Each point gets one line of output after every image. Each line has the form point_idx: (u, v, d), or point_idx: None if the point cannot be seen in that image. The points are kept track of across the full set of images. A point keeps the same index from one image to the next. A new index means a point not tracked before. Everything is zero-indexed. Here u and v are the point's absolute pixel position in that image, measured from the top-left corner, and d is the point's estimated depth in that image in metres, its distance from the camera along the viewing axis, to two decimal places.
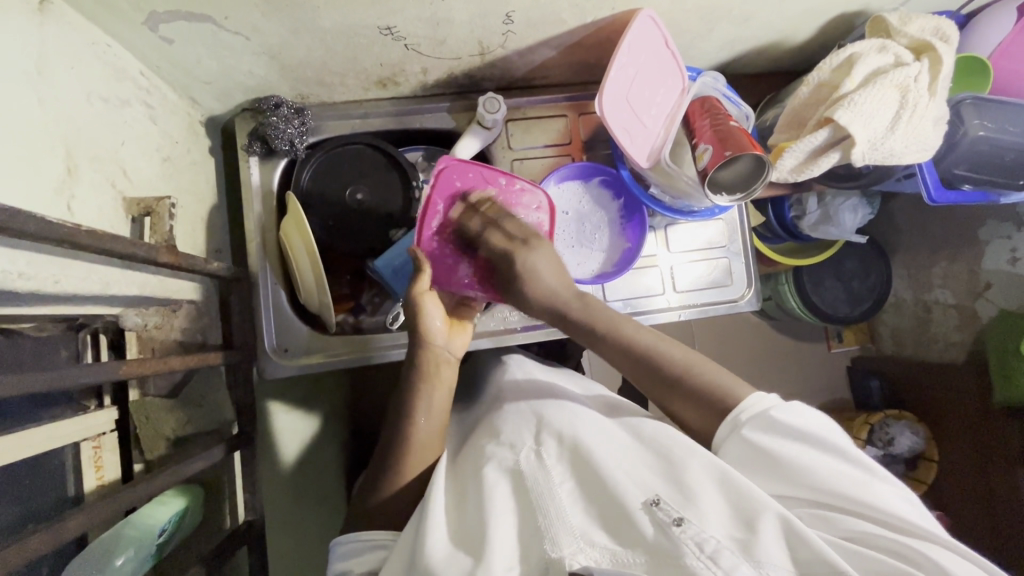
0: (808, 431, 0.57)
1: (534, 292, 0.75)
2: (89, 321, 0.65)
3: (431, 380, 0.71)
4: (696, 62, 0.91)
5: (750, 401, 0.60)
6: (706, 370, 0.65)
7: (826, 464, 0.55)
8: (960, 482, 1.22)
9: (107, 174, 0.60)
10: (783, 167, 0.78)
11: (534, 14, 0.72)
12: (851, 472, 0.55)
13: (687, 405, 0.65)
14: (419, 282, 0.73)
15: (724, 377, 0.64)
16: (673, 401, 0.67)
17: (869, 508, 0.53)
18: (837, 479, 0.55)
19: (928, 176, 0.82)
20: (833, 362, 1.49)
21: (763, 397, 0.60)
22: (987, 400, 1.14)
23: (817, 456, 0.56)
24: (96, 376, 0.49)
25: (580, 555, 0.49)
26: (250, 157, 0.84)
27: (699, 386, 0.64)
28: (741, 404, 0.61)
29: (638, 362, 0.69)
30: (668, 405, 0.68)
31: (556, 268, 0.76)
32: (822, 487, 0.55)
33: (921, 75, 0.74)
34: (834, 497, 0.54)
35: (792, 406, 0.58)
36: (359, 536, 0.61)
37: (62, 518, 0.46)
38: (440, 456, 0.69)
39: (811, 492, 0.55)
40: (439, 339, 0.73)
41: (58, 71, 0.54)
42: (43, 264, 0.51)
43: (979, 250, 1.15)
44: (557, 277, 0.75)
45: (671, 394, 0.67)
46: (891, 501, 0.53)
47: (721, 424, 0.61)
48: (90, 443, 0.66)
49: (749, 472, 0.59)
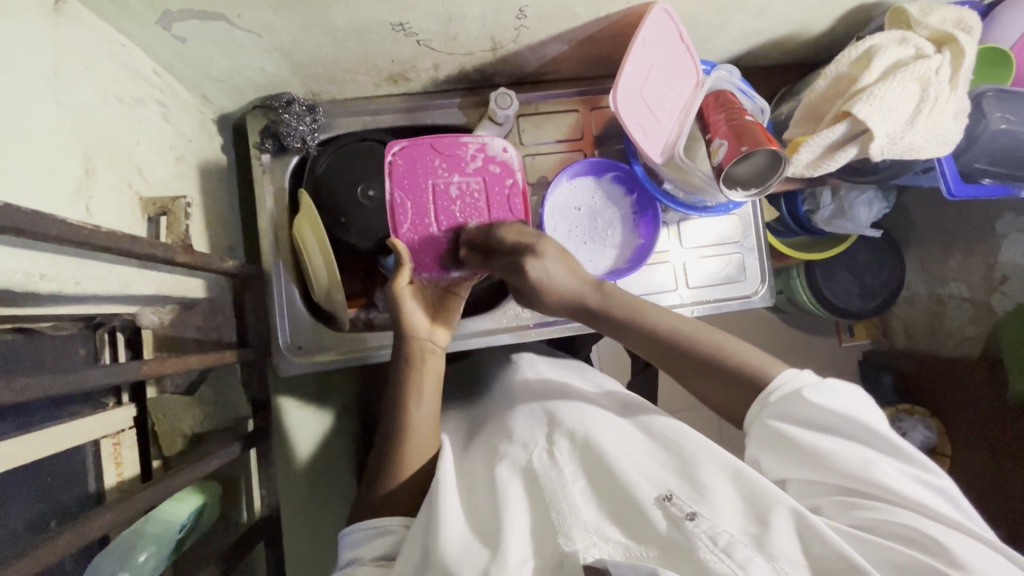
0: (840, 415, 0.56)
1: (547, 292, 0.73)
2: (106, 319, 0.66)
3: (415, 371, 0.72)
4: (709, 55, 0.90)
5: (779, 380, 0.61)
6: (742, 351, 0.65)
7: (850, 449, 0.55)
8: (972, 477, 1.21)
9: (123, 174, 0.61)
10: (799, 162, 0.77)
11: (547, 9, 0.72)
12: (876, 458, 0.55)
13: (716, 383, 0.66)
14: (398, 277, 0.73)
15: (754, 357, 0.65)
16: (700, 381, 0.67)
17: (894, 496, 0.52)
18: (862, 465, 0.54)
19: (947, 170, 0.81)
20: (844, 356, 1.47)
21: (793, 376, 0.60)
22: (1001, 395, 1.13)
23: (839, 440, 0.56)
24: (119, 376, 0.50)
25: (594, 549, 0.49)
26: (262, 154, 0.84)
27: (732, 367, 0.65)
28: (772, 386, 0.61)
29: (661, 347, 0.70)
30: (695, 388, 0.69)
31: (569, 269, 0.74)
32: (843, 472, 0.54)
33: (943, 67, 0.72)
34: (859, 483, 0.54)
35: (828, 384, 0.58)
36: (364, 525, 0.61)
37: (87, 518, 0.47)
38: (440, 446, 0.69)
39: (835, 476, 0.55)
40: (423, 333, 0.73)
41: (72, 71, 0.54)
42: (65, 265, 0.52)
43: (996, 243, 1.13)
44: (570, 277, 0.73)
45: (698, 377, 0.67)
46: (914, 488, 0.53)
47: (752, 403, 0.62)
48: (110, 439, 0.67)
49: (774, 455, 0.59)
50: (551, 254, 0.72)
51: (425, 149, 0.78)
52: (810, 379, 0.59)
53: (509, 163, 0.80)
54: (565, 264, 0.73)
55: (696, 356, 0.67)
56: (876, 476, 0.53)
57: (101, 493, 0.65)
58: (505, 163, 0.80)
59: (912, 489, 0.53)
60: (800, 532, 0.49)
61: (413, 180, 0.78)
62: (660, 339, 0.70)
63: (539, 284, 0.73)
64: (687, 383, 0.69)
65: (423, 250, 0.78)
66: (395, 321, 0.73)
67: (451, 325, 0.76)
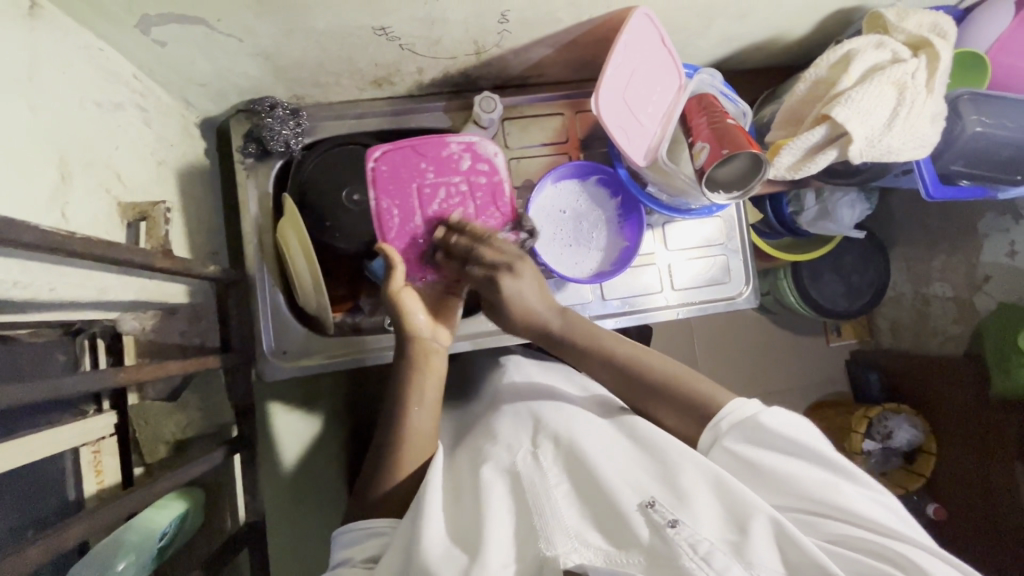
0: (794, 439, 0.57)
1: (517, 311, 0.76)
2: (87, 325, 0.65)
3: (421, 370, 0.72)
4: (692, 59, 0.91)
5: (729, 407, 0.62)
6: (700, 386, 0.67)
7: (810, 472, 0.56)
8: (958, 474, 1.23)
9: (101, 179, 0.60)
10: (780, 165, 0.78)
11: (529, 13, 0.72)
12: (831, 479, 0.56)
13: (665, 408, 0.68)
14: (393, 279, 0.73)
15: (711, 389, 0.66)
16: (655, 408, 0.69)
17: (850, 513, 0.53)
18: (817, 484, 0.55)
19: (926, 173, 0.82)
20: (832, 356, 1.49)
21: (744, 405, 0.62)
22: (985, 392, 1.15)
23: (796, 462, 0.57)
24: (96, 382, 0.49)
25: (574, 554, 0.49)
26: (246, 158, 0.84)
27: (684, 394, 0.66)
28: (721, 411, 0.63)
29: (619, 370, 0.72)
30: (651, 413, 0.70)
31: (539, 289, 0.76)
32: (806, 494, 0.55)
33: (918, 72, 0.73)
34: (816, 502, 0.55)
35: (776, 411, 0.60)
36: (358, 525, 0.61)
37: (63, 526, 0.46)
38: (434, 452, 0.68)
39: (794, 496, 0.56)
40: (426, 333, 0.74)
41: (48, 75, 0.53)
42: (39, 272, 0.51)
43: (978, 243, 1.15)
44: (540, 299, 0.75)
45: (650, 403, 0.69)
46: (871, 507, 0.54)
47: (704, 431, 0.63)
48: (90, 447, 0.66)
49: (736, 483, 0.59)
50: (526, 276, 0.75)
51: (407, 152, 0.79)
52: (757, 407, 0.61)
53: (497, 163, 0.80)
54: (537, 286, 0.75)
55: (648, 382, 0.69)
56: (838, 497, 0.54)
57: (81, 501, 0.64)
58: (492, 163, 0.80)
59: (868, 507, 0.54)
60: (776, 540, 0.50)
61: (397, 182, 0.79)
62: (620, 365, 0.72)
63: (511, 302, 0.75)
64: (638, 410, 0.71)
65: (410, 255, 0.79)
66: (396, 323, 0.74)
67: (451, 325, 0.77)
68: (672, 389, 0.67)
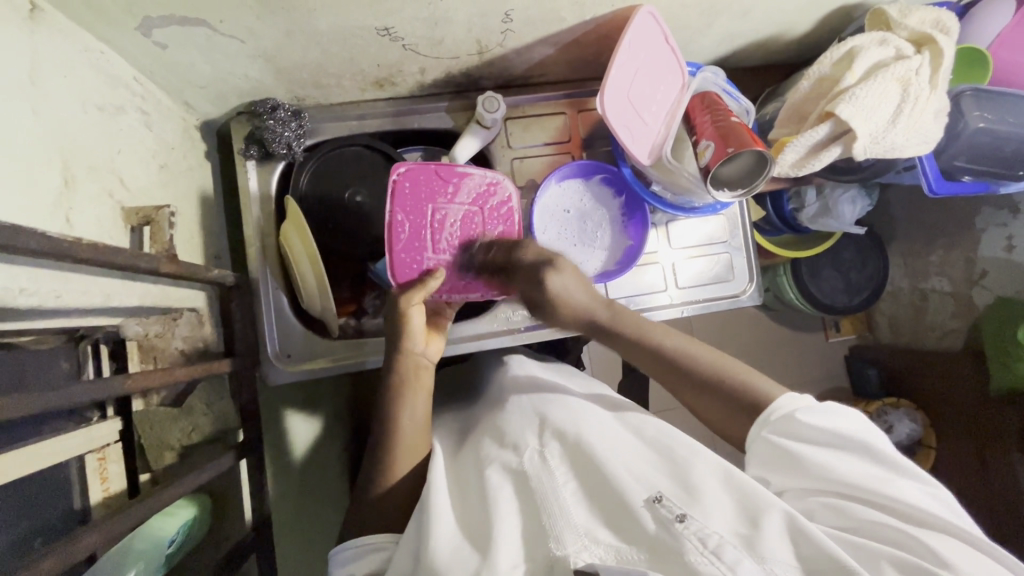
0: (835, 431, 0.57)
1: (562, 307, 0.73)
2: (90, 330, 0.64)
3: (412, 386, 0.71)
4: (694, 57, 0.91)
5: (782, 402, 0.62)
6: (736, 370, 0.68)
7: (851, 463, 0.56)
8: (957, 466, 1.24)
9: (104, 184, 0.59)
10: (785, 162, 0.78)
11: (533, 13, 0.72)
12: (874, 470, 0.56)
13: (706, 400, 0.68)
14: (410, 294, 0.72)
15: (740, 371, 0.67)
16: (700, 400, 0.68)
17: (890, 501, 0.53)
18: (857, 475, 0.55)
19: (928, 168, 0.82)
20: (830, 351, 1.50)
21: (794, 400, 0.61)
22: (983, 386, 1.15)
23: (840, 454, 0.57)
24: (103, 391, 0.49)
25: (584, 553, 0.49)
26: (247, 161, 0.83)
27: (737, 389, 0.66)
28: (773, 404, 0.62)
29: (667, 364, 0.71)
30: (693, 405, 0.70)
31: (583, 284, 0.74)
32: (844, 481, 0.55)
33: (922, 68, 0.73)
34: (852, 489, 0.55)
35: (818, 407, 0.59)
36: (356, 542, 0.60)
37: (73, 538, 0.46)
38: (429, 450, 0.69)
39: (829, 485, 0.56)
40: (419, 345, 0.73)
41: (52, 80, 0.53)
42: (44, 280, 0.50)
43: (976, 237, 1.16)
44: (586, 293, 0.73)
45: (698, 395, 0.68)
46: (913, 495, 0.54)
47: (755, 421, 0.62)
48: (95, 455, 0.65)
49: (773, 472, 0.59)
50: (569, 270, 0.72)
51: (431, 174, 0.78)
52: (805, 403, 0.60)
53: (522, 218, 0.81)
54: (580, 279, 0.73)
55: (693, 374, 0.69)
56: (879, 487, 0.54)
57: (87, 510, 0.63)
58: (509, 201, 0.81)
59: (908, 495, 0.54)
60: (789, 532, 0.50)
61: (415, 202, 0.78)
62: (670, 359, 0.70)
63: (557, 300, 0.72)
64: (681, 401, 0.71)
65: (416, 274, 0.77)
66: (394, 332, 0.73)
67: (442, 340, 0.76)
68: (707, 378, 0.68)
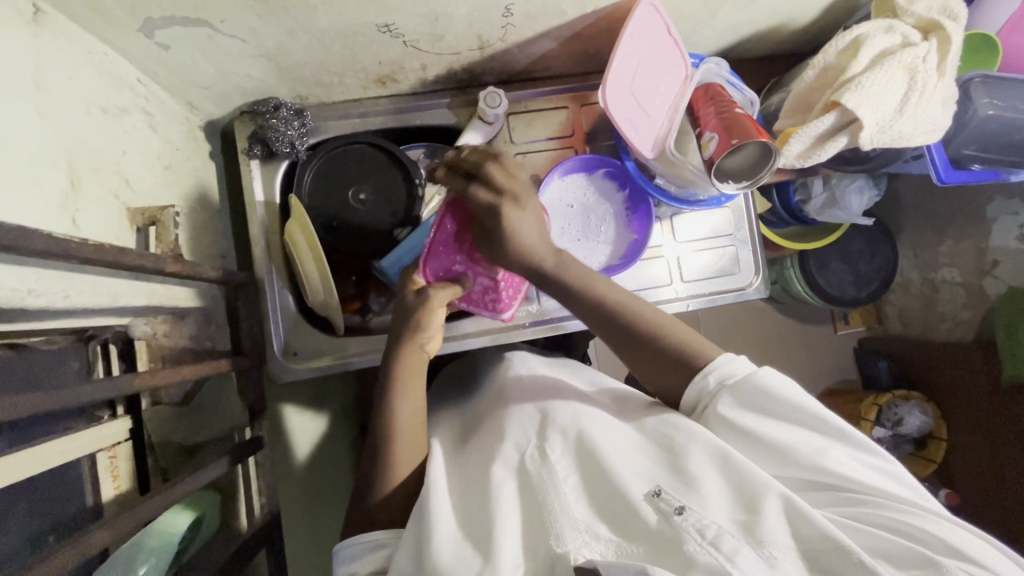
0: (793, 407, 0.58)
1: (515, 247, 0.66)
2: (99, 330, 0.65)
3: (411, 380, 0.71)
4: (697, 48, 0.90)
5: (718, 362, 0.63)
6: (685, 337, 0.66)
7: (809, 441, 0.57)
8: (969, 459, 1.23)
9: (110, 186, 0.60)
10: (790, 153, 0.77)
11: (533, 6, 0.71)
12: (831, 446, 0.57)
13: (659, 368, 0.66)
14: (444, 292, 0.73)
15: (689, 334, 0.66)
16: (657, 375, 0.67)
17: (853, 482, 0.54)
18: (811, 453, 0.56)
19: (936, 157, 0.81)
20: (839, 343, 1.49)
21: (735, 362, 0.62)
22: (995, 377, 1.14)
23: (799, 433, 0.58)
24: (112, 390, 0.50)
25: (584, 549, 0.49)
26: (251, 160, 0.83)
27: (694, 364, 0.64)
28: (703, 370, 0.63)
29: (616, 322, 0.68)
30: (648, 378, 0.68)
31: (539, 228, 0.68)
32: (806, 462, 0.56)
33: (930, 55, 0.72)
34: (820, 473, 0.56)
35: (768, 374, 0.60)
36: (358, 539, 0.61)
37: (84, 534, 0.46)
38: (427, 450, 0.70)
39: (790, 466, 0.57)
40: (428, 343, 0.74)
41: (55, 82, 0.53)
42: (52, 280, 0.51)
43: (987, 227, 1.14)
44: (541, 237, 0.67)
45: (649, 364, 0.67)
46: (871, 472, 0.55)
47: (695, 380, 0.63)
48: (106, 452, 0.66)
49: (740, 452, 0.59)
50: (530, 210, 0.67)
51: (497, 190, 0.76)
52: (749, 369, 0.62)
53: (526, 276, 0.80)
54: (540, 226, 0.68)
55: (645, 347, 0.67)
56: (840, 466, 0.55)
57: (99, 507, 0.64)
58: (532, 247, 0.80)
59: (857, 470, 0.55)
60: (788, 516, 0.50)
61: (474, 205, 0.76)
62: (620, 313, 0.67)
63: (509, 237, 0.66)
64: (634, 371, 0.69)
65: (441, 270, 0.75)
66: (408, 319, 0.73)
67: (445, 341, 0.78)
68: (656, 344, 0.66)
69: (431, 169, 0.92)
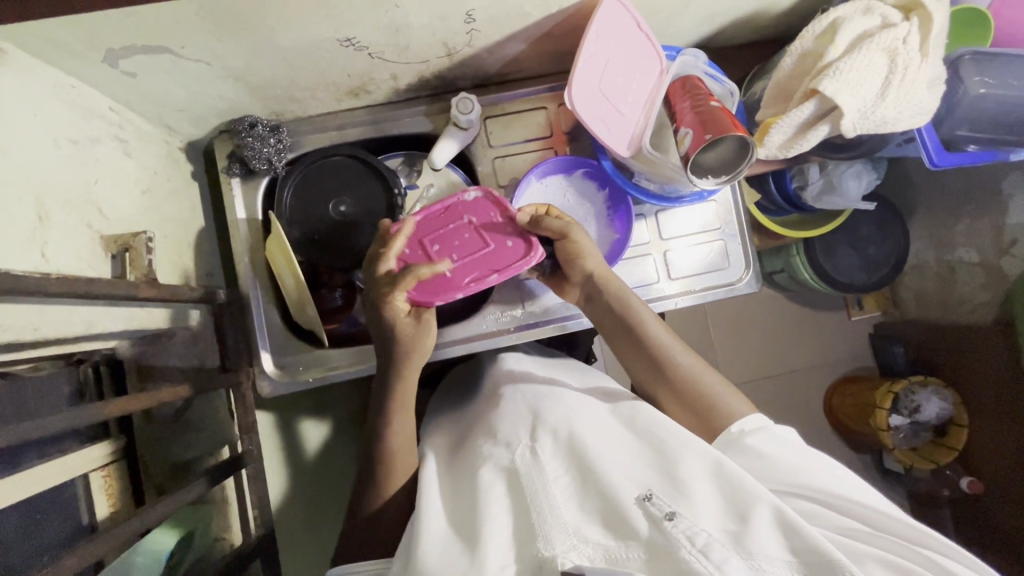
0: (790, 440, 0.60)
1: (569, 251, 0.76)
2: (87, 355, 0.68)
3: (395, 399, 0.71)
4: (675, 40, 0.88)
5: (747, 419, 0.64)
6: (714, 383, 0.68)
7: (812, 466, 0.57)
8: (992, 446, 1.18)
9: (83, 216, 0.61)
10: (771, 144, 0.76)
11: (495, 11, 0.70)
12: (830, 471, 0.57)
13: (678, 408, 0.69)
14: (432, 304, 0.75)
15: (725, 391, 0.68)
16: (673, 409, 0.70)
17: (849, 503, 0.54)
18: (818, 478, 0.56)
19: (928, 140, 0.77)
20: (854, 329, 1.45)
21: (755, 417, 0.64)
22: (1017, 361, 1.09)
23: (803, 460, 0.58)
24: (81, 419, 0.50)
25: (572, 554, 0.48)
26: (232, 179, 0.84)
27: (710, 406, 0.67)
28: (739, 421, 0.64)
29: (644, 351, 0.72)
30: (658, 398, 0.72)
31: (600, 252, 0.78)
32: (805, 482, 0.56)
33: (910, 36, 0.69)
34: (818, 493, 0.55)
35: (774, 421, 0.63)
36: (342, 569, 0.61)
37: (58, 558, 0.47)
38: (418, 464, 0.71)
39: (797, 489, 0.56)
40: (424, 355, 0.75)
41: (17, 117, 0.54)
42: (21, 313, 0.52)
43: (1004, 204, 1.09)
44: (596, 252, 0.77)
45: (672, 401, 0.70)
46: (869, 497, 0.55)
47: (721, 436, 0.64)
48: (100, 472, 0.69)
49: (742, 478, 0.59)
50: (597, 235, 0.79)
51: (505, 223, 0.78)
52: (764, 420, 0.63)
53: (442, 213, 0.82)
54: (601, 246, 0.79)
55: (670, 384, 0.70)
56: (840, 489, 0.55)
57: (93, 524, 0.66)
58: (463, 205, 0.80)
59: (862, 496, 0.55)
60: (779, 528, 0.49)
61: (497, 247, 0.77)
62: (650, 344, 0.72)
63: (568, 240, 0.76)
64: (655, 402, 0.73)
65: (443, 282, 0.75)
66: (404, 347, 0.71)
67: None
68: (684, 387, 0.69)
69: (411, 176, 0.92)
